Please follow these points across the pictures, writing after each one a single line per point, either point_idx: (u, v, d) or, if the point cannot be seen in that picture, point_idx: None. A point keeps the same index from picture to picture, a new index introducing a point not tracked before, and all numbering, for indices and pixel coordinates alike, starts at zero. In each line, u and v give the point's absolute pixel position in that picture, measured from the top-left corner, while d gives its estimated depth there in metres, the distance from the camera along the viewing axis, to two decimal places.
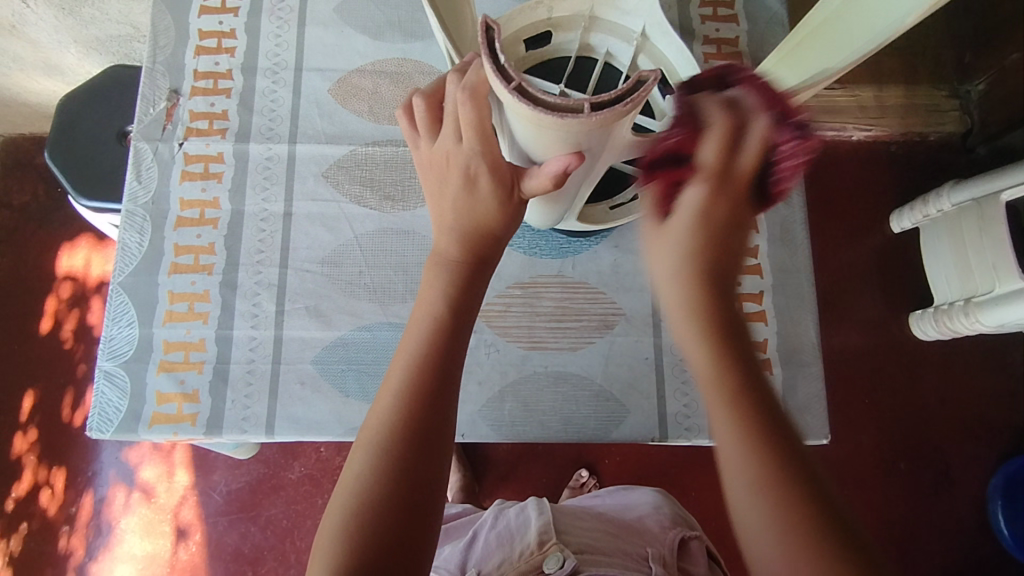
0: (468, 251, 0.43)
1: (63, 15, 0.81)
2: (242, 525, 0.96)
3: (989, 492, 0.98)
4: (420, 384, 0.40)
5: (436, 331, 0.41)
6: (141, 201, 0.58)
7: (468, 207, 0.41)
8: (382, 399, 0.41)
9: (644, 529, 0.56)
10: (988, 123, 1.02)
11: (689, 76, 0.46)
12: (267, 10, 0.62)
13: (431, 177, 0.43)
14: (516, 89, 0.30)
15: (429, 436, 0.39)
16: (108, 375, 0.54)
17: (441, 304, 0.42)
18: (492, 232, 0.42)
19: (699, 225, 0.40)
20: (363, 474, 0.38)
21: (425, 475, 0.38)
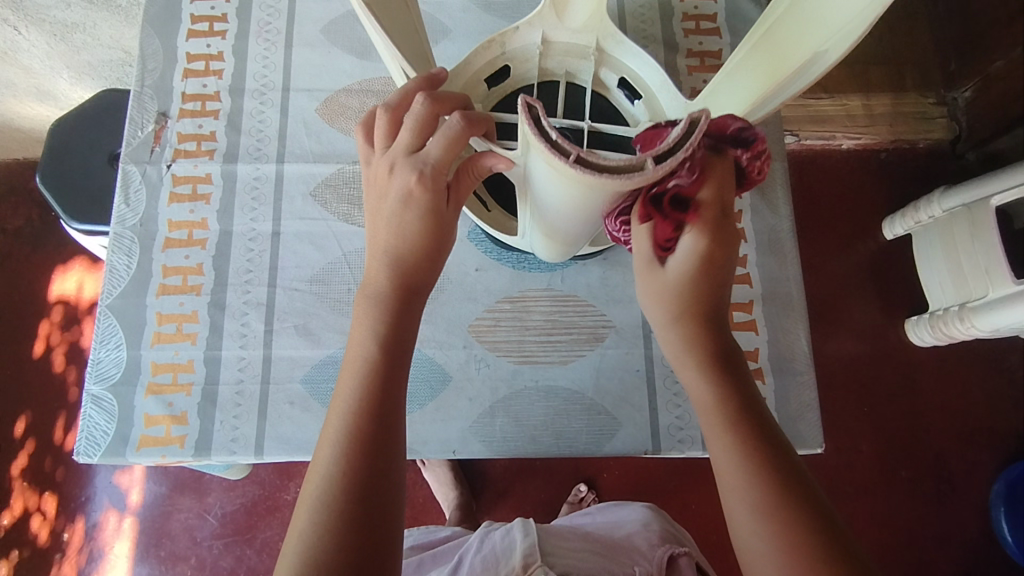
0: (394, 282, 0.42)
1: (54, 40, 0.82)
2: (237, 548, 0.95)
3: (992, 498, 0.97)
4: (360, 430, 0.38)
5: (370, 375, 0.40)
6: (129, 223, 0.58)
7: (401, 224, 0.41)
8: (323, 446, 0.38)
9: (632, 548, 0.55)
10: (976, 129, 1.04)
11: (651, 77, 0.46)
12: (255, 33, 0.62)
13: (374, 190, 0.42)
14: (576, 161, 0.30)
15: (370, 499, 0.37)
16: (96, 399, 0.54)
17: (372, 347, 0.41)
18: (421, 257, 0.42)
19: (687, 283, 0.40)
20: (305, 535, 0.35)
21: (372, 546, 0.35)
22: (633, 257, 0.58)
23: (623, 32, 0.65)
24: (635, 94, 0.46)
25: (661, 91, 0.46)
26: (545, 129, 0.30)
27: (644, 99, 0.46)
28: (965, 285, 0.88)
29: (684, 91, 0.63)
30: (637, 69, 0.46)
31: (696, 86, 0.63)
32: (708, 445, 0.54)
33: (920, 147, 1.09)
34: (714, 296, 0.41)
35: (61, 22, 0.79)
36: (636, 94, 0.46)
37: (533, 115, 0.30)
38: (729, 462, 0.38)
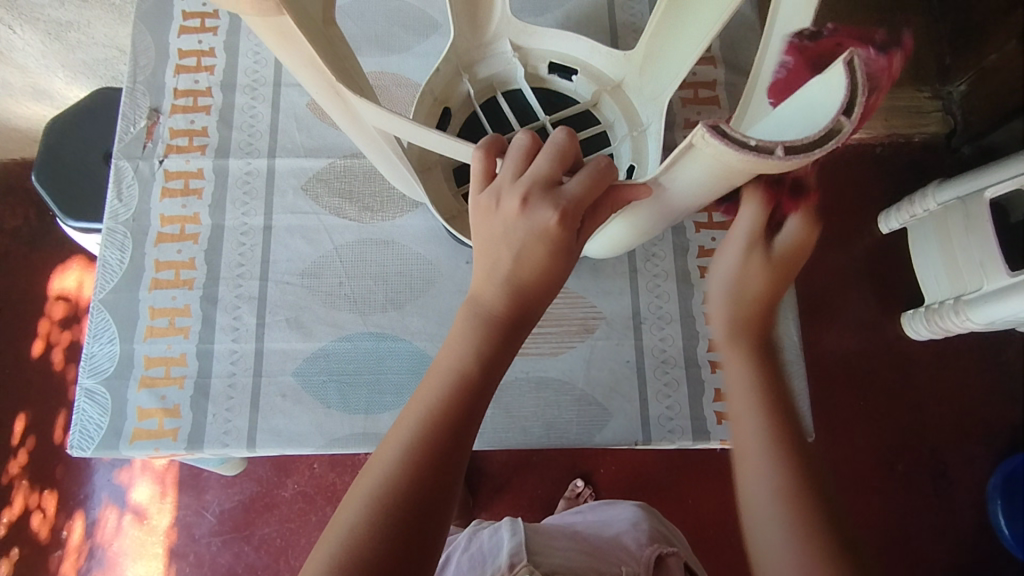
0: (498, 310, 0.42)
1: (49, 39, 0.83)
2: (235, 545, 0.95)
3: (988, 491, 0.98)
4: (432, 442, 0.39)
5: (459, 382, 0.41)
6: (122, 218, 0.58)
7: (529, 256, 0.40)
8: (387, 445, 0.40)
9: (620, 547, 0.55)
10: (972, 123, 1.03)
11: (576, 50, 0.53)
12: (246, 28, 0.63)
13: (495, 225, 0.41)
14: (753, 150, 0.32)
15: (430, 502, 0.38)
16: (89, 393, 0.54)
17: (470, 355, 0.41)
18: (539, 291, 0.42)
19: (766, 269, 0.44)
20: (352, 528, 0.37)
21: (421, 536, 0.38)
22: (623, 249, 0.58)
23: (613, 24, 0.65)
24: (570, 74, 0.54)
25: (590, 57, 0.53)
26: (739, 142, 0.32)
27: (580, 72, 0.53)
28: (960, 277, 0.89)
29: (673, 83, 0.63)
30: (557, 52, 0.53)
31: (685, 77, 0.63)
32: (699, 435, 0.54)
33: (916, 141, 1.08)
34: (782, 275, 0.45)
35: (55, 21, 0.80)
36: (571, 71, 0.54)
37: (718, 131, 0.32)
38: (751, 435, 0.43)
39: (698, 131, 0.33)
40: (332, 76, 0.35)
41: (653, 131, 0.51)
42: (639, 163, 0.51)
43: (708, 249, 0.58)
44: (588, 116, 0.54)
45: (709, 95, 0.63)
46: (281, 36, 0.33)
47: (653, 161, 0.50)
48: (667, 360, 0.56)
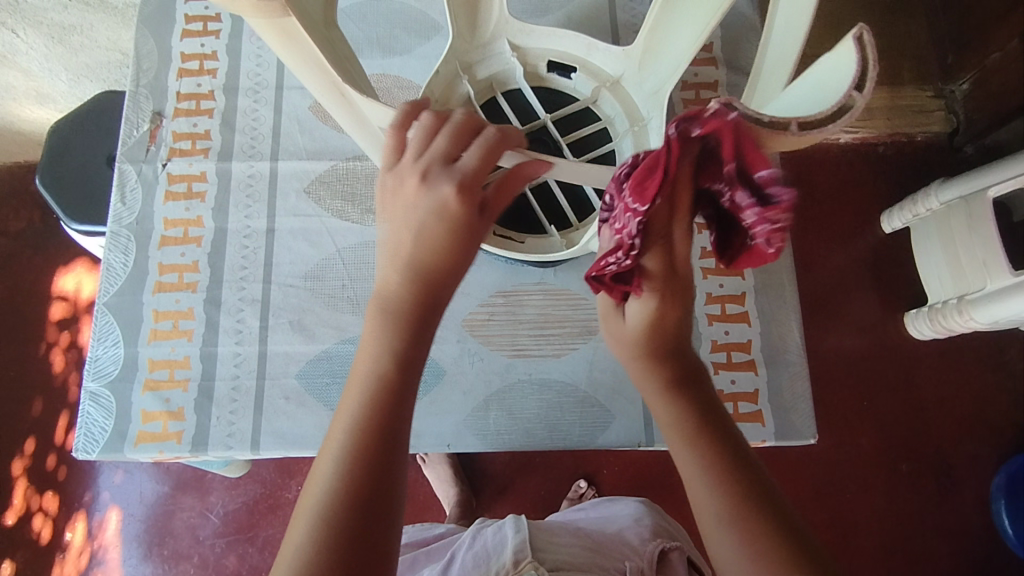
0: (417, 298, 0.38)
1: (53, 43, 0.83)
2: (240, 546, 0.95)
3: (992, 492, 0.98)
4: (358, 456, 0.34)
5: (381, 384, 0.36)
6: (125, 222, 0.58)
7: (429, 236, 0.38)
8: (318, 469, 0.35)
9: (623, 542, 0.56)
10: (973, 122, 1.03)
11: (572, 45, 0.53)
12: (248, 32, 0.63)
13: (397, 204, 0.38)
14: (765, 128, 0.31)
15: (365, 520, 0.33)
16: (94, 396, 0.54)
17: (385, 358, 0.37)
18: (446, 271, 0.38)
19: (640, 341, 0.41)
20: (293, 558, 0.32)
21: (358, 559, 0.33)
22: None
23: (615, 25, 0.65)
24: (570, 72, 0.54)
25: (588, 53, 0.53)
26: (751, 117, 0.31)
27: (580, 69, 0.53)
28: (963, 276, 0.89)
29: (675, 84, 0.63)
30: (556, 51, 0.53)
31: (686, 79, 0.63)
32: None
33: (919, 141, 1.08)
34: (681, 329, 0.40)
35: (58, 25, 0.80)
36: (571, 68, 0.54)
37: (731, 106, 0.31)
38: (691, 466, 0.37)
39: (708, 107, 0.32)
40: (335, 76, 0.36)
41: (654, 124, 0.51)
42: (643, 157, 0.51)
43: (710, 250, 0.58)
44: (589, 113, 0.54)
45: (710, 96, 0.63)
46: (282, 40, 0.33)
47: None
48: None
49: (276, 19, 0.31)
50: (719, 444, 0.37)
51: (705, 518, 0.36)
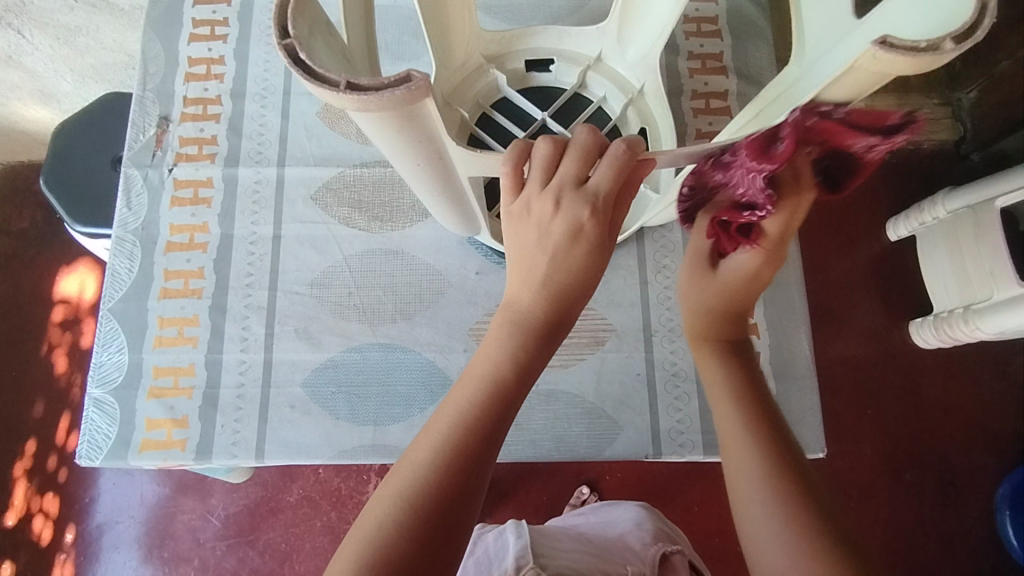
0: (543, 315, 0.40)
1: (58, 44, 0.83)
2: (240, 550, 0.95)
3: (996, 502, 0.97)
4: (462, 441, 0.36)
5: (494, 390, 0.38)
6: (130, 227, 0.58)
7: (565, 259, 0.39)
8: (420, 444, 0.37)
9: (625, 547, 0.55)
10: (981, 130, 1.02)
11: (545, 39, 0.52)
12: (256, 37, 0.63)
13: (528, 230, 0.39)
14: (922, 51, 0.30)
15: (457, 509, 0.35)
16: (98, 403, 0.54)
17: (507, 365, 0.38)
18: (572, 293, 0.40)
19: (727, 292, 0.48)
20: (383, 513, 0.35)
21: (441, 535, 0.34)
22: (633, 260, 0.58)
23: None
24: (548, 66, 0.53)
25: (560, 42, 0.52)
26: (909, 47, 0.30)
27: (557, 60, 0.52)
28: (970, 286, 0.88)
29: (684, 93, 0.63)
30: (529, 47, 0.53)
31: (697, 88, 0.63)
32: (710, 449, 0.54)
33: (924, 149, 1.08)
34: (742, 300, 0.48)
35: (64, 26, 0.80)
36: (547, 61, 0.53)
37: (886, 44, 0.30)
38: (737, 438, 0.42)
39: (865, 51, 0.31)
40: (445, 143, 0.36)
41: (651, 89, 0.51)
42: (651, 124, 0.51)
43: None
44: (582, 100, 0.53)
45: (720, 105, 0.63)
46: (404, 123, 0.33)
47: (666, 119, 0.50)
48: (677, 374, 0.55)
49: (412, 108, 0.31)
50: (774, 428, 0.42)
51: (750, 482, 0.40)
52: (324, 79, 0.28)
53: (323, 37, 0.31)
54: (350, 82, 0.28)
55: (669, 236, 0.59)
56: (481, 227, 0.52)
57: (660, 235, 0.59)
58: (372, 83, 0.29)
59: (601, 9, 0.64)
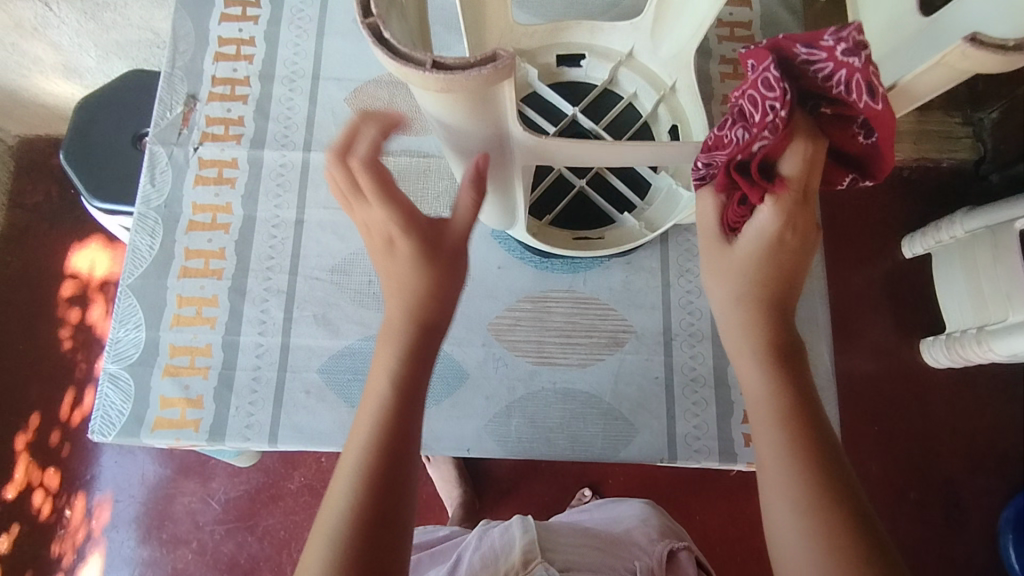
0: (413, 319, 0.40)
1: (85, 18, 0.82)
2: (239, 535, 0.95)
3: (1000, 524, 0.96)
4: (375, 469, 0.37)
5: (391, 408, 0.38)
6: (154, 204, 0.58)
7: (406, 274, 0.39)
8: (337, 478, 0.37)
9: (631, 542, 0.55)
10: (1001, 152, 1.02)
11: (578, 34, 0.51)
12: (287, 19, 0.62)
13: (377, 244, 0.40)
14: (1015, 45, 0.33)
15: (382, 527, 0.36)
16: (113, 378, 0.54)
17: (390, 385, 0.39)
18: (432, 301, 0.40)
19: (749, 271, 0.39)
20: (318, 565, 0.35)
21: (375, 559, 0.35)
22: (657, 263, 0.58)
23: None
24: (579, 61, 0.52)
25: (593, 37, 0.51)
26: (998, 45, 0.33)
27: (588, 55, 0.51)
28: (984, 307, 0.88)
29: (714, 98, 0.62)
30: (561, 41, 0.51)
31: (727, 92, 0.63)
32: (725, 456, 0.53)
33: (944, 166, 1.08)
34: (788, 287, 0.39)
35: (91, 1, 0.79)
36: (578, 56, 0.52)
37: (976, 41, 0.33)
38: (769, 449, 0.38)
39: (955, 47, 0.33)
40: (511, 128, 0.37)
41: (684, 87, 0.50)
42: (683, 121, 0.51)
43: None
44: (613, 96, 0.52)
45: None
46: (477, 103, 0.33)
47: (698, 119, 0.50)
48: (696, 379, 0.55)
49: (491, 87, 0.31)
50: (817, 435, 0.38)
51: (777, 506, 0.37)
52: (411, 58, 0.29)
53: (397, 18, 0.32)
54: (436, 62, 0.29)
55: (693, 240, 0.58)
56: (518, 223, 0.51)
57: (684, 239, 0.58)
58: (458, 62, 0.29)
59: (635, 9, 0.64)
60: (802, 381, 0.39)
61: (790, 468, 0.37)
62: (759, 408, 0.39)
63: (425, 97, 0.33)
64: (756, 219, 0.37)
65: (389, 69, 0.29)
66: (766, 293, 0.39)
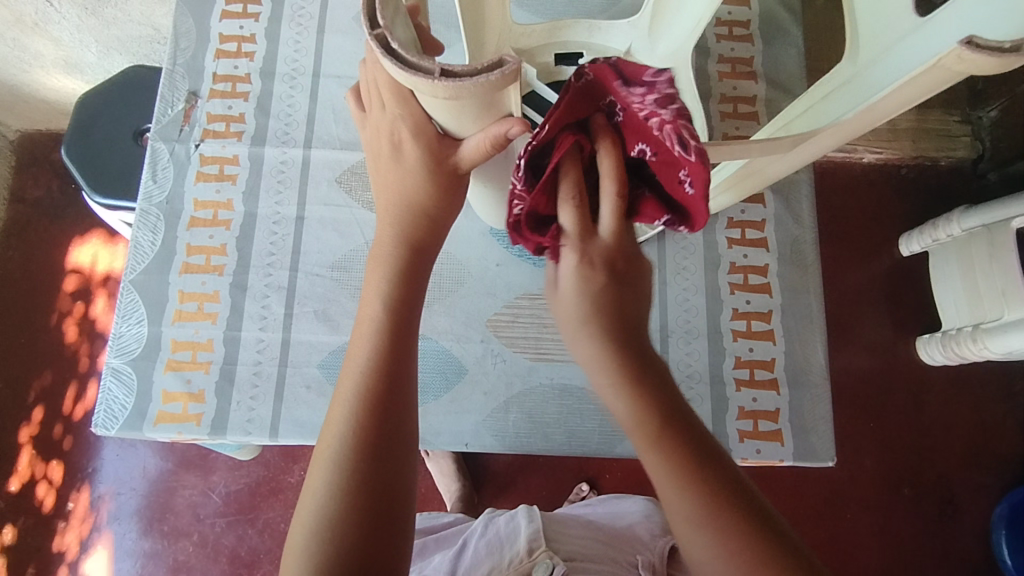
0: (405, 237, 0.43)
1: (85, 14, 0.83)
2: (240, 527, 0.96)
3: (993, 521, 0.97)
4: (374, 388, 0.40)
5: (385, 330, 0.42)
6: (155, 200, 0.58)
7: (409, 182, 0.42)
8: (338, 403, 0.41)
9: (634, 536, 0.56)
10: (999, 150, 1.03)
11: (576, 32, 0.51)
12: (288, 17, 0.63)
13: (374, 149, 0.44)
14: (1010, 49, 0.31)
15: (383, 446, 0.39)
16: (116, 373, 0.54)
17: (383, 306, 0.42)
18: (430, 215, 0.43)
19: (583, 294, 0.37)
20: (322, 494, 0.38)
21: (382, 480, 0.39)
22: (654, 261, 0.58)
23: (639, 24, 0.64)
24: (577, 59, 0.51)
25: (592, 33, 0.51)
26: (995, 48, 0.31)
27: (586, 53, 0.51)
28: (980, 305, 0.88)
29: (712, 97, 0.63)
30: (557, 41, 0.51)
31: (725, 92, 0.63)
32: None
33: (942, 165, 1.08)
34: (628, 307, 0.38)
35: None
36: (575, 55, 0.52)
37: (972, 45, 0.31)
38: (655, 469, 0.37)
39: (951, 51, 0.31)
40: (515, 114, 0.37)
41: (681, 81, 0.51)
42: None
43: (739, 266, 0.58)
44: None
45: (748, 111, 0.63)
46: (485, 106, 0.33)
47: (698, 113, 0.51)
48: (692, 375, 0.56)
49: (498, 91, 0.31)
50: (692, 447, 0.37)
51: (682, 523, 0.36)
52: (420, 67, 0.29)
53: (399, 24, 0.32)
54: (444, 70, 0.29)
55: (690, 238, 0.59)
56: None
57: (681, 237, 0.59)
58: (467, 69, 0.29)
59: (634, 8, 0.64)
60: (671, 397, 0.38)
61: (677, 484, 0.36)
62: (629, 428, 0.37)
63: (434, 105, 0.34)
64: (565, 264, 0.38)
65: (399, 78, 0.30)
66: (605, 325, 0.37)
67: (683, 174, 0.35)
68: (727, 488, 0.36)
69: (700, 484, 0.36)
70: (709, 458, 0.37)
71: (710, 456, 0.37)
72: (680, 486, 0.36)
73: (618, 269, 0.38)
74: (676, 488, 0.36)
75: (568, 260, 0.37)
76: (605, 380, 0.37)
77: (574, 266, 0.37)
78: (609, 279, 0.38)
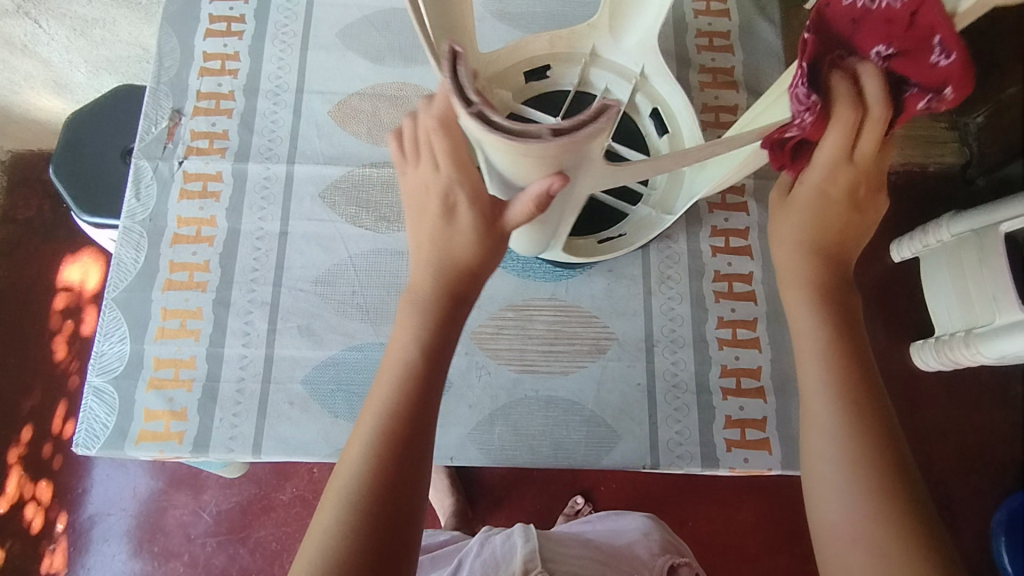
0: (443, 290, 0.43)
1: (74, 35, 0.83)
2: (230, 547, 0.94)
3: (993, 527, 0.96)
4: (393, 429, 0.40)
5: (410, 376, 0.42)
6: (138, 218, 0.58)
7: (453, 243, 0.41)
8: (355, 444, 0.41)
9: (632, 556, 0.55)
10: (986, 157, 1.04)
11: (538, 48, 0.51)
12: (271, 34, 0.63)
13: (412, 203, 0.43)
14: None
15: (398, 488, 0.39)
16: (97, 392, 0.54)
17: (414, 350, 0.42)
18: (467, 271, 0.43)
19: (816, 205, 0.42)
20: (330, 534, 0.38)
21: (391, 525, 0.38)
22: (638, 270, 0.58)
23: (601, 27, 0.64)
24: (545, 72, 0.52)
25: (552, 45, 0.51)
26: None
27: (553, 65, 0.52)
28: (972, 310, 0.88)
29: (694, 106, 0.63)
30: (521, 59, 0.51)
31: (707, 101, 0.63)
32: (708, 462, 0.53)
33: (931, 171, 1.08)
34: (846, 229, 0.43)
35: (80, 18, 0.80)
36: (543, 68, 0.52)
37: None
38: (832, 426, 0.40)
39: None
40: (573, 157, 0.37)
41: (654, 69, 0.51)
42: (661, 103, 0.52)
43: (723, 274, 0.58)
44: (586, 96, 0.52)
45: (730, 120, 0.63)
46: (555, 163, 0.33)
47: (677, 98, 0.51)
48: (678, 385, 0.55)
49: (585, 146, 0.32)
50: (863, 389, 0.40)
51: (823, 453, 0.40)
52: (522, 139, 0.31)
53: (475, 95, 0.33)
54: (548, 137, 0.31)
55: (674, 247, 0.59)
56: (553, 247, 0.52)
57: (665, 246, 0.59)
58: (570, 129, 0.31)
59: None
60: (851, 332, 0.42)
61: (841, 416, 0.40)
62: (806, 341, 0.42)
63: (508, 162, 0.34)
64: (812, 172, 0.41)
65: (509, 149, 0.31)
66: (817, 240, 0.43)
67: (937, 53, 0.33)
68: (890, 443, 0.39)
69: (871, 437, 0.39)
70: (881, 410, 0.40)
71: (885, 411, 0.40)
72: (846, 432, 0.39)
73: (856, 195, 0.42)
74: (835, 433, 0.39)
75: (815, 169, 0.41)
76: (801, 294, 0.43)
77: (824, 173, 0.40)
78: (847, 202, 0.42)
